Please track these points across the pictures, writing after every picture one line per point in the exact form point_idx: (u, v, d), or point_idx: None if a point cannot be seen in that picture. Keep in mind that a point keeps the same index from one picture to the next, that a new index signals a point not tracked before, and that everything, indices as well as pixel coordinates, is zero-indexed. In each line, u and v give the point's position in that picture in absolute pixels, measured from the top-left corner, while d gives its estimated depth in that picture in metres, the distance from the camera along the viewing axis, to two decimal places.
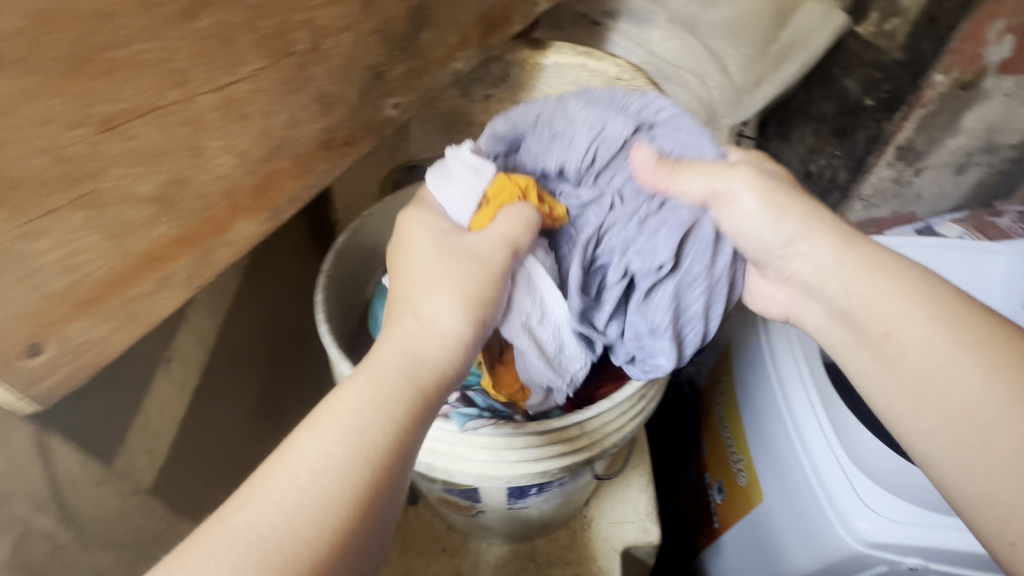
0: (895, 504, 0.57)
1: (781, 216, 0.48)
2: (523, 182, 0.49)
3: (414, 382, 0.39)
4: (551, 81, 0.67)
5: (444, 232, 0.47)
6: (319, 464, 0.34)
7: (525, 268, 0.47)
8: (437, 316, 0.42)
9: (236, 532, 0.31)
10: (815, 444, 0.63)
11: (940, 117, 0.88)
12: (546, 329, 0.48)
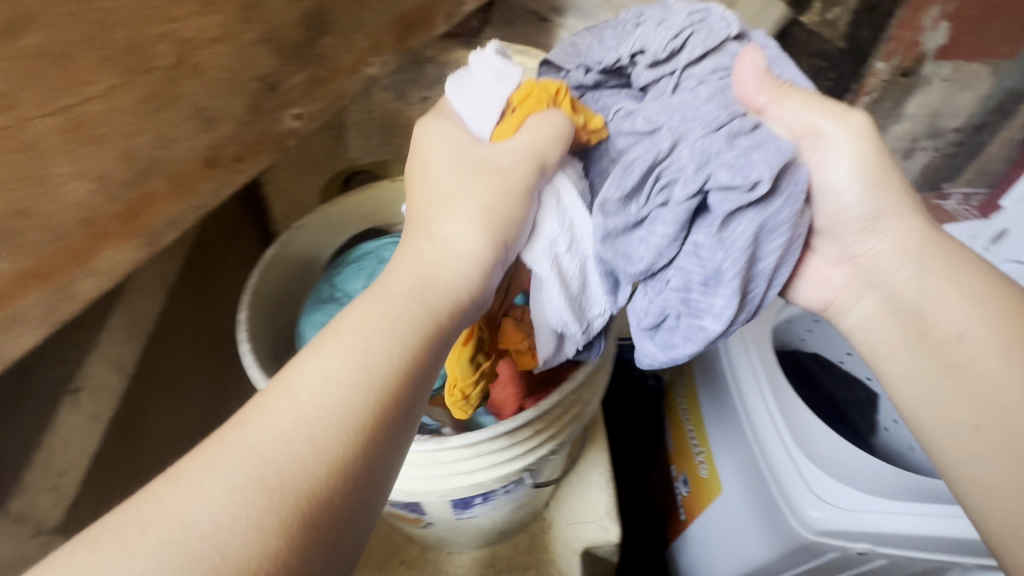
0: (847, 493, 0.58)
1: (877, 180, 0.49)
2: (556, 87, 0.49)
3: (421, 305, 0.41)
4: None
5: (464, 145, 0.49)
6: (320, 389, 0.36)
7: (553, 186, 0.48)
8: (454, 233, 0.45)
9: (234, 451, 0.33)
10: (766, 435, 0.64)
11: (884, 103, 0.91)
12: (571, 257, 0.49)
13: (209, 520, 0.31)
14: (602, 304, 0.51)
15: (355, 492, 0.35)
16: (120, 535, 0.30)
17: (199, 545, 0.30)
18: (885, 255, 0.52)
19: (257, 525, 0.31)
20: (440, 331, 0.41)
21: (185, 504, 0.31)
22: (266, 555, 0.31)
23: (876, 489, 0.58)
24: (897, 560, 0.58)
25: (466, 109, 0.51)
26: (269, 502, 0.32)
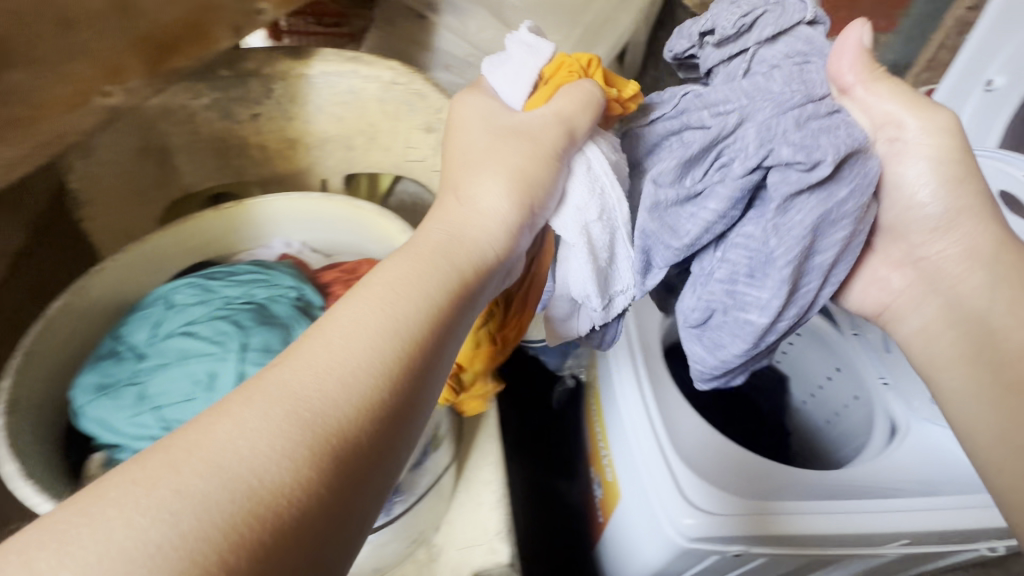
0: (720, 497, 0.57)
1: (948, 179, 0.48)
2: (589, 58, 0.48)
3: (456, 262, 0.39)
4: (323, 93, 0.58)
5: (496, 114, 0.47)
6: (354, 332, 0.33)
7: (582, 155, 0.46)
8: (481, 197, 0.43)
9: (267, 390, 0.29)
10: (642, 441, 0.61)
11: None
12: (601, 225, 0.45)
13: (250, 445, 0.26)
14: (626, 281, 0.49)
15: (390, 442, 0.31)
16: (166, 454, 0.25)
17: (239, 467, 0.25)
18: (944, 261, 0.51)
19: (295, 457, 0.26)
20: (473, 286, 0.39)
21: (227, 436, 0.26)
22: (297, 485, 0.26)
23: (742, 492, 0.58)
24: (775, 557, 0.57)
25: (498, 83, 0.49)
26: (305, 437, 0.27)
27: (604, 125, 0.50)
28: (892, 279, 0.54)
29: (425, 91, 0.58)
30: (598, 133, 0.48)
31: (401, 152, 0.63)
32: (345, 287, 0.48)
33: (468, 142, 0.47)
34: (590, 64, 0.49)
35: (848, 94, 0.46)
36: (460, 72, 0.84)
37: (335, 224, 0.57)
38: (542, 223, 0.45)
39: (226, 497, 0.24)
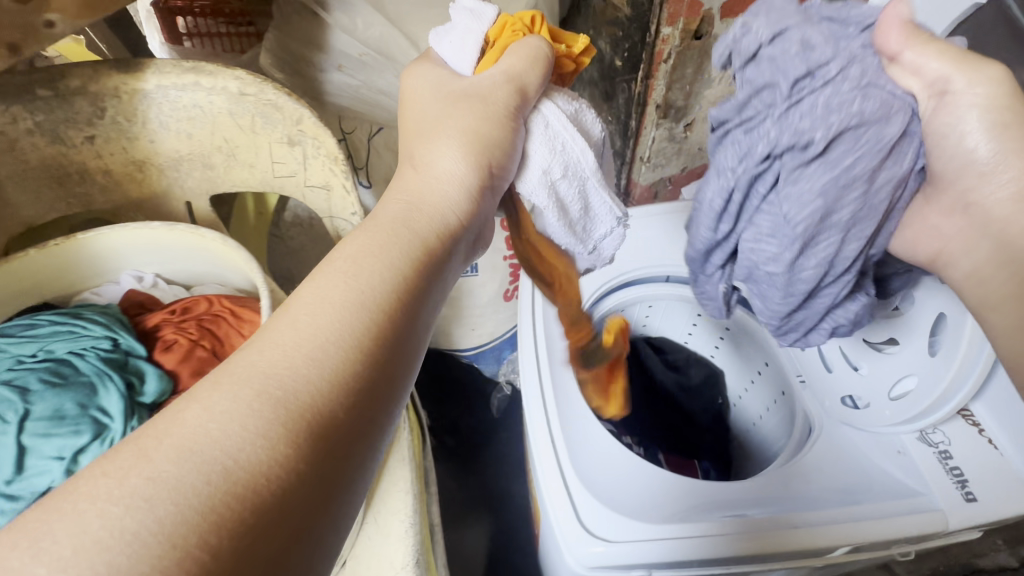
0: (610, 520, 0.52)
1: (1012, 128, 0.37)
2: (530, 17, 0.46)
3: (415, 230, 0.38)
4: (165, 108, 0.52)
5: (442, 80, 0.45)
6: (320, 310, 0.32)
7: (539, 112, 0.44)
8: (438, 165, 0.42)
9: (238, 371, 0.29)
10: (542, 463, 0.57)
11: (684, 70, 0.81)
12: (568, 181, 0.43)
13: (219, 427, 0.26)
14: (608, 224, 0.46)
15: (366, 412, 0.31)
16: (139, 443, 0.26)
17: (211, 451, 0.26)
18: (1000, 203, 0.39)
19: (268, 435, 0.27)
20: (439, 255, 0.39)
21: (198, 420, 0.26)
22: (272, 462, 0.26)
23: (637, 514, 0.52)
24: None
25: (446, 53, 0.46)
26: (276, 416, 0.28)
27: (560, 83, 0.48)
28: (951, 230, 0.42)
29: (278, 101, 0.52)
30: (554, 89, 0.45)
31: (269, 168, 0.58)
32: (173, 330, 0.44)
33: (421, 111, 0.45)
34: (535, 22, 0.47)
35: (897, 63, 0.38)
36: (355, 72, 0.76)
37: (187, 253, 0.51)
38: (505, 186, 0.43)
39: (201, 479, 0.25)
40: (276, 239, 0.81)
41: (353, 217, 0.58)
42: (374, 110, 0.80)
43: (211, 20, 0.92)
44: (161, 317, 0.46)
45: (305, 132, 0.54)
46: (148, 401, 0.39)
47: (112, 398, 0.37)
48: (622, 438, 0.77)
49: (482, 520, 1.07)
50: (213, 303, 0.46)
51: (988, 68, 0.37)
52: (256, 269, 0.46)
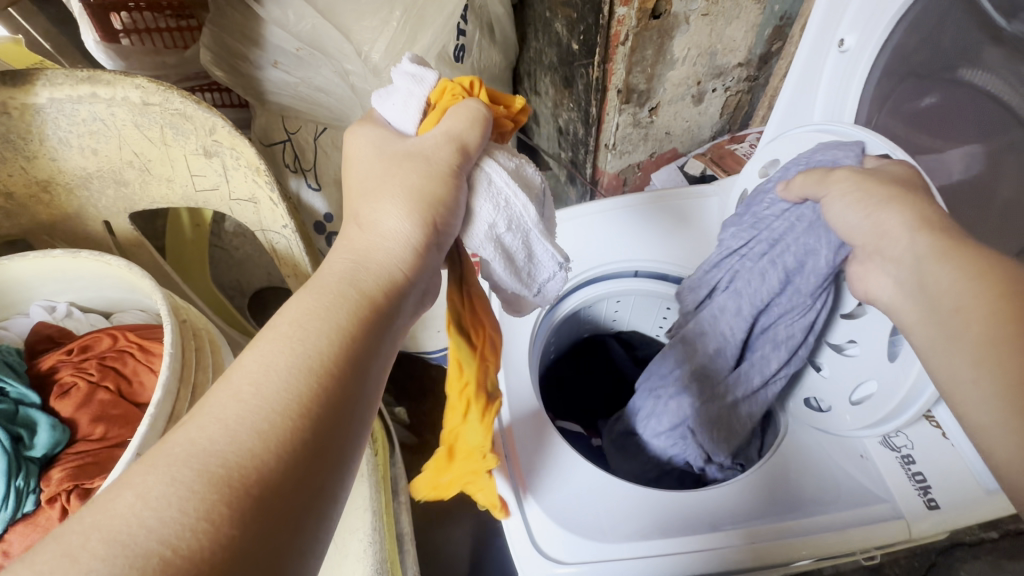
0: (567, 540, 0.49)
1: (870, 199, 0.40)
2: (471, 79, 0.41)
3: (362, 285, 0.33)
4: (62, 122, 0.49)
5: (386, 143, 0.39)
6: (264, 378, 0.29)
7: (482, 170, 0.38)
8: (384, 224, 0.36)
9: (173, 452, 0.26)
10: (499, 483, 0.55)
11: (645, 52, 0.76)
12: (510, 231, 0.38)
13: (156, 516, 0.23)
14: (551, 268, 0.41)
15: (318, 484, 0.28)
16: (63, 541, 0.23)
17: (147, 543, 0.23)
18: (892, 244, 0.39)
19: (211, 518, 0.24)
20: (389, 309, 0.34)
21: (130, 508, 0.23)
22: (216, 548, 0.24)
23: (605, 533, 0.49)
24: None
25: (389, 115, 0.41)
26: (220, 497, 0.25)
27: (499, 142, 0.42)
28: (869, 287, 0.42)
29: (186, 110, 0.48)
30: (494, 146, 0.40)
31: (188, 181, 0.54)
32: (71, 370, 0.47)
33: (355, 172, 0.39)
34: (473, 87, 0.41)
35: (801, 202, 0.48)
36: (292, 69, 0.71)
37: (99, 281, 0.49)
38: (451, 243, 0.38)
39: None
40: (220, 251, 0.82)
41: (284, 230, 0.56)
42: (315, 109, 0.74)
43: (149, 14, 0.80)
44: (57, 358, 0.48)
45: (221, 143, 0.50)
46: (36, 453, 0.43)
47: None
48: (588, 441, 0.73)
49: (463, 519, 0.99)
50: (118, 338, 0.49)
51: (837, 181, 0.43)
52: (159, 295, 0.42)
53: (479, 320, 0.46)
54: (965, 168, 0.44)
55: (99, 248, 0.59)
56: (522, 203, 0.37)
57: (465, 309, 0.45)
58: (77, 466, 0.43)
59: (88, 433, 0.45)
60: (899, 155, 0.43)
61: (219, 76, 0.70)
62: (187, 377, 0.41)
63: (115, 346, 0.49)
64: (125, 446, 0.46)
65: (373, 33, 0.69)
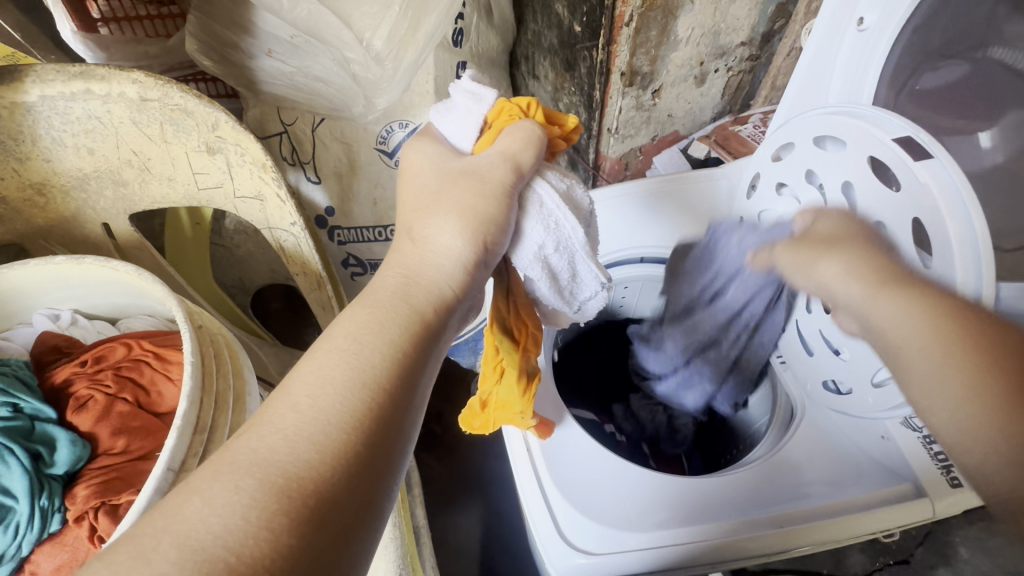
0: (597, 532, 0.49)
1: (806, 255, 0.44)
2: (527, 99, 0.42)
3: (412, 300, 0.34)
4: (56, 121, 0.46)
5: (442, 158, 0.41)
6: (321, 391, 0.30)
7: (534, 190, 0.39)
8: (438, 239, 0.37)
9: (233, 461, 0.27)
10: (520, 473, 0.55)
11: (650, 34, 0.75)
12: (558, 253, 0.39)
13: (220, 523, 0.24)
14: (592, 287, 0.42)
15: (369, 494, 0.29)
16: (135, 545, 0.23)
17: (213, 548, 0.24)
18: (834, 294, 0.42)
19: (271, 527, 0.25)
20: (437, 324, 0.35)
21: (196, 517, 0.24)
22: (275, 555, 0.24)
23: (635, 523, 0.49)
24: None
25: (446, 130, 0.43)
26: (279, 507, 0.25)
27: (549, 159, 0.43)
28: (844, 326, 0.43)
29: (187, 107, 0.47)
30: (545, 165, 0.41)
31: (191, 180, 0.53)
32: (86, 383, 0.46)
33: (414, 186, 0.41)
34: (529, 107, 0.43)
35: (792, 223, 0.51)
36: (287, 58, 0.67)
37: (106, 288, 0.48)
38: (498, 260, 0.38)
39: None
40: (221, 248, 0.80)
41: (293, 227, 0.55)
42: (312, 100, 0.70)
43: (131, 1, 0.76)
44: (71, 370, 0.47)
45: (224, 139, 0.49)
46: (57, 471, 0.41)
47: (16, 474, 0.39)
48: (602, 427, 0.72)
49: (473, 504, 1.00)
50: (133, 347, 0.48)
51: (782, 254, 0.47)
52: (172, 303, 0.41)
53: (522, 324, 0.47)
54: (995, 157, 0.45)
55: (98, 250, 0.57)
56: (572, 230, 0.38)
57: (510, 314, 0.46)
58: (102, 481, 0.42)
59: (110, 447, 0.44)
60: (926, 139, 0.42)
61: (207, 65, 0.67)
62: (209, 386, 0.39)
63: (130, 356, 0.48)
64: (149, 457, 0.45)
65: (374, 20, 0.68)
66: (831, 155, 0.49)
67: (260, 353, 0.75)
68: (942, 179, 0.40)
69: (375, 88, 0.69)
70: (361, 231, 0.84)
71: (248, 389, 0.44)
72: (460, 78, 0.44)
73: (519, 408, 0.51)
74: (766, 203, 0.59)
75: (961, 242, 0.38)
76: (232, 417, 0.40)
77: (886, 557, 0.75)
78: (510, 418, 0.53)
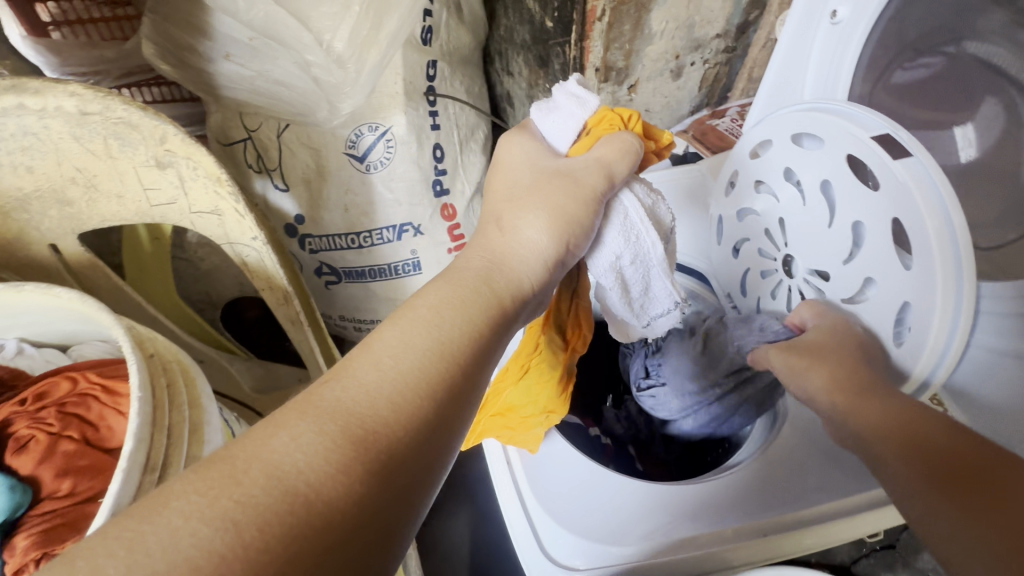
0: (579, 546, 0.48)
1: (806, 364, 0.48)
2: (631, 111, 0.43)
3: (494, 283, 0.36)
4: None
5: (539, 157, 0.42)
6: (403, 353, 0.30)
7: (620, 201, 0.41)
8: (524, 233, 0.38)
9: (323, 404, 0.27)
10: (501, 488, 0.55)
11: (623, 28, 0.73)
12: (634, 267, 0.42)
13: (306, 460, 0.24)
14: (664, 304, 0.45)
15: (429, 460, 0.28)
16: (228, 464, 0.24)
17: (296, 479, 0.24)
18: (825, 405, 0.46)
19: (347, 471, 0.25)
20: (512, 312, 0.36)
21: (286, 447, 0.25)
22: (349, 501, 0.24)
23: (616, 533, 0.48)
24: None
25: (545, 128, 0.44)
26: (354, 456, 0.25)
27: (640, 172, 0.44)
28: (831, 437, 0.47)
29: (132, 119, 0.44)
30: (637, 178, 0.43)
31: (141, 196, 0.50)
32: (27, 422, 0.44)
33: (509, 179, 0.43)
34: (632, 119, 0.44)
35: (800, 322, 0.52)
36: (247, 61, 0.64)
37: (52, 316, 0.45)
38: (573, 263, 0.40)
39: (284, 507, 0.23)
40: (184, 262, 0.79)
41: (255, 242, 0.53)
42: (276, 105, 0.67)
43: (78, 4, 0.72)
44: (9, 410, 0.46)
45: (175, 153, 0.46)
46: None
47: None
48: (586, 431, 0.69)
49: (460, 511, 0.98)
50: (78, 381, 0.46)
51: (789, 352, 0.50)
52: (119, 330, 0.38)
53: (578, 328, 0.51)
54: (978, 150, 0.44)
55: (45, 271, 0.54)
56: (655, 248, 0.41)
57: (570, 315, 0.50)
58: (45, 530, 0.40)
59: (53, 490, 0.42)
60: (903, 137, 0.41)
61: (164, 71, 0.63)
62: (160, 421, 0.37)
63: (75, 391, 0.46)
64: (98, 499, 0.43)
65: (333, 20, 0.64)
66: (808, 153, 0.48)
67: (231, 369, 0.72)
68: (918, 176, 0.39)
69: (339, 91, 0.66)
70: (333, 239, 0.81)
71: (208, 417, 0.42)
72: (567, 80, 0.45)
73: (538, 407, 0.53)
74: (743, 201, 0.58)
75: (939, 243, 0.37)
76: (187, 452, 0.38)
77: (872, 544, 0.79)
78: (529, 416, 0.54)
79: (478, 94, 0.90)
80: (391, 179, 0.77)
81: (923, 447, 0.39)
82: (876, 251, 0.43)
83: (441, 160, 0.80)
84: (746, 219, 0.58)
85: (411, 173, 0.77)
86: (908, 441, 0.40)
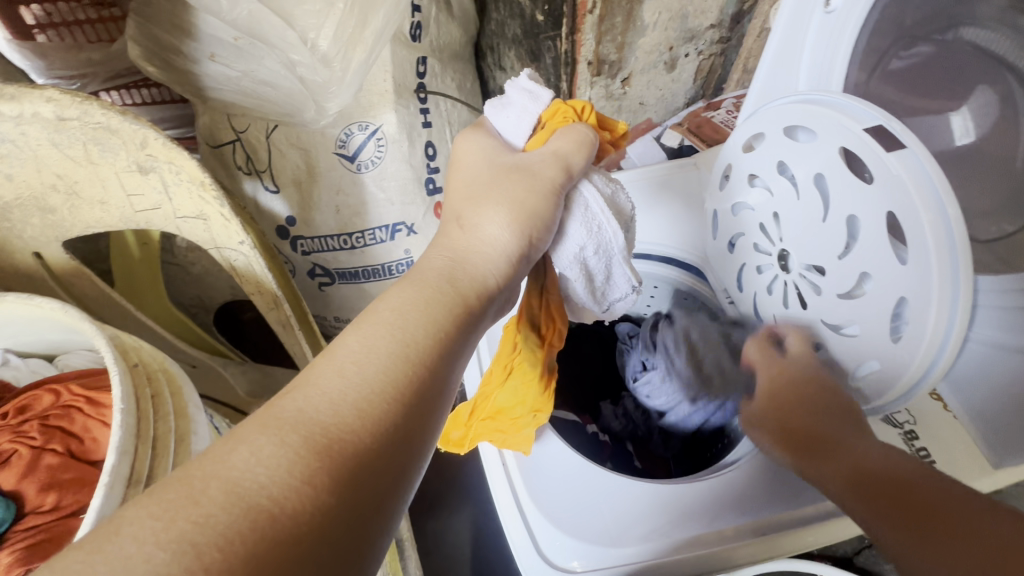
0: (577, 549, 0.48)
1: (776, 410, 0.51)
2: (582, 103, 0.43)
3: (458, 282, 0.35)
4: None
5: (494, 152, 0.41)
6: (366, 357, 0.30)
7: (580, 193, 0.40)
8: (485, 230, 0.37)
9: (283, 416, 0.26)
10: (499, 493, 0.54)
11: (615, 20, 0.72)
12: (597, 257, 0.40)
13: (268, 474, 0.24)
14: (623, 289, 0.44)
15: (398, 467, 0.28)
16: (188, 485, 0.23)
17: (258, 492, 0.23)
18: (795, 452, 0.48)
19: (313, 482, 0.24)
20: (477, 311, 0.35)
21: (247, 462, 0.24)
22: (316, 511, 0.24)
23: (616, 539, 0.48)
24: None
25: (499, 125, 0.43)
26: (321, 466, 0.25)
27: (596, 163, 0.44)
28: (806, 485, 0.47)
29: (110, 124, 0.43)
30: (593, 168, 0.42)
31: (125, 202, 0.50)
32: (9, 436, 0.45)
33: (466, 174, 0.42)
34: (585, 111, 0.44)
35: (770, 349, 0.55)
36: (231, 61, 0.63)
37: (35, 326, 0.45)
38: (537, 257, 0.39)
39: (247, 523, 0.22)
40: (175, 267, 0.79)
41: (242, 246, 0.52)
42: (263, 106, 0.66)
43: None
44: None
45: (156, 157, 0.46)
46: None
47: None
48: (583, 429, 0.68)
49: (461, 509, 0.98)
50: (61, 394, 0.47)
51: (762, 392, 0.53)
52: (100, 341, 0.37)
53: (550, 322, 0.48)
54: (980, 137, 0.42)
55: (31, 278, 0.54)
56: (615, 237, 0.40)
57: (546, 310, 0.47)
58: (27, 547, 0.40)
59: (37, 505, 0.43)
60: (897, 127, 0.40)
61: (153, 74, 0.63)
62: (144, 431, 0.37)
63: (58, 403, 0.47)
64: (80, 514, 0.44)
65: (317, 18, 0.62)
66: (801, 145, 0.47)
67: (224, 373, 0.72)
68: (913, 168, 0.38)
69: (324, 91, 0.65)
70: (325, 239, 0.81)
71: (195, 428, 0.42)
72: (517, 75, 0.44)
73: (524, 407, 0.52)
74: (738, 195, 0.57)
75: (935, 236, 0.36)
76: (173, 462, 0.38)
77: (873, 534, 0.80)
78: (514, 416, 0.53)
79: (471, 90, 0.89)
80: (383, 178, 0.76)
81: (884, 480, 0.41)
82: (871, 244, 0.42)
83: (432, 158, 0.79)
84: (741, 213, 0.58)
85: (402, 172, 0.76)
86: (869, 477, 0.42)
